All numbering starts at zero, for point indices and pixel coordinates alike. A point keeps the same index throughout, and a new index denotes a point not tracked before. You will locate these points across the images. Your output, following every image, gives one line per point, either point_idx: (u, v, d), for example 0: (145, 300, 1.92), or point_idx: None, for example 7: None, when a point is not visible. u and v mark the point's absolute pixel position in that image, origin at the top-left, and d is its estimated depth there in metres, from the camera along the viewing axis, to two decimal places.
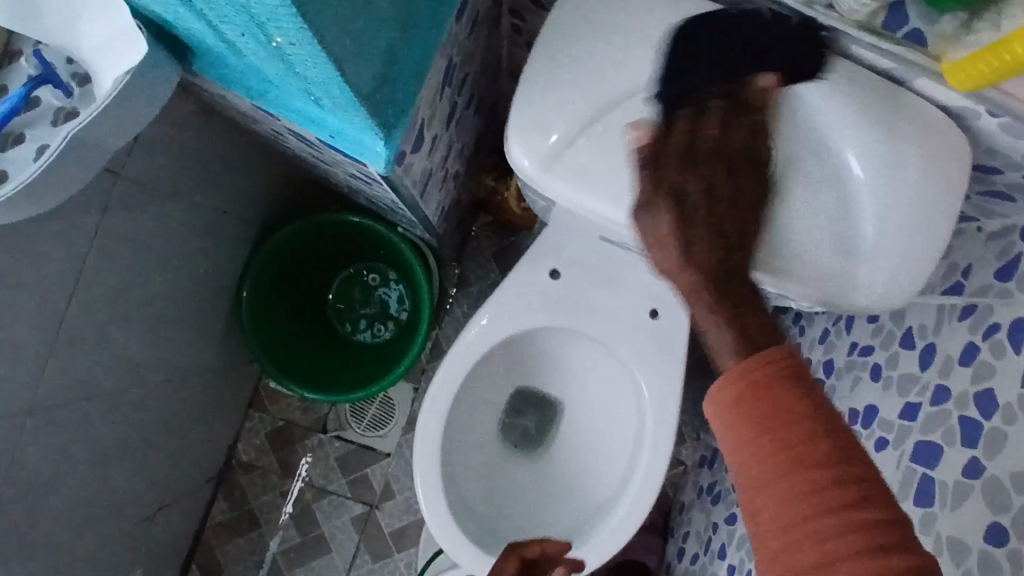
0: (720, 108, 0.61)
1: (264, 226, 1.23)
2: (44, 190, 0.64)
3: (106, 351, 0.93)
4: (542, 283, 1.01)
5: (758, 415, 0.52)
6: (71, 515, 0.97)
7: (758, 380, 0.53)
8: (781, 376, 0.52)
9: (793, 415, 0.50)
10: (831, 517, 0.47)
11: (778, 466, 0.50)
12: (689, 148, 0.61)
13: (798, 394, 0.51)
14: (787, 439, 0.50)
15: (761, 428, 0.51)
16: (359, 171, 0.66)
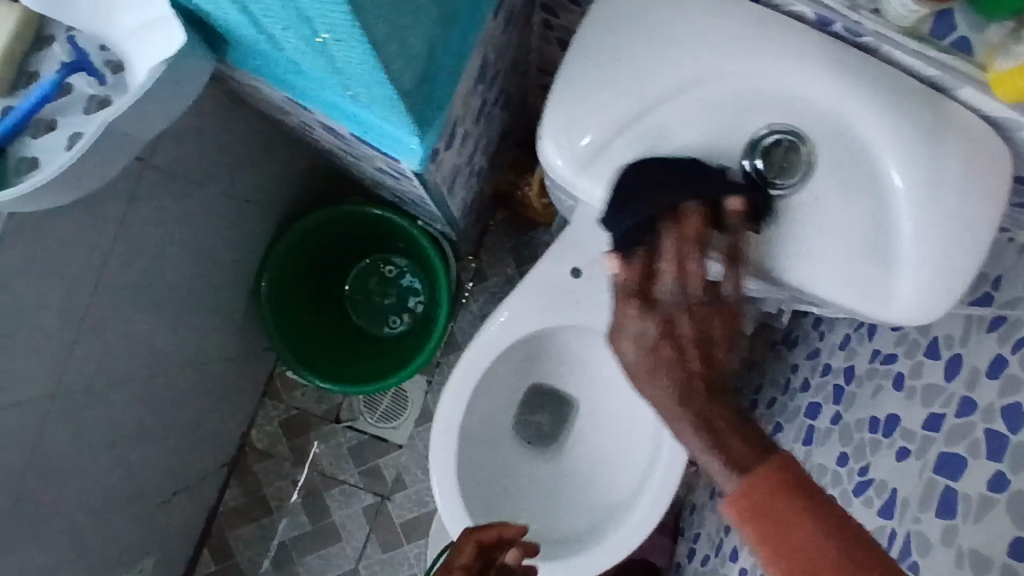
0: (670, 247, 0.64)
1: (285, 216, 1.22)
2: (76, 179, 0.64)
3: (128, 337, 0.93)
4: (563, 281, 1.01)
5: (769, 530, 0.54)
6: (89, 497, 0.98)
7: (753, 494, 0.56)
8: (782, 490, 0.55)
9: (794, 521, 0.54)
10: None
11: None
12: (646, 290, 0.65)
13: (802, 505, 0.54)
14: (798, 552, 0.53)
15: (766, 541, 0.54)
16: (389, 167, 0.66)
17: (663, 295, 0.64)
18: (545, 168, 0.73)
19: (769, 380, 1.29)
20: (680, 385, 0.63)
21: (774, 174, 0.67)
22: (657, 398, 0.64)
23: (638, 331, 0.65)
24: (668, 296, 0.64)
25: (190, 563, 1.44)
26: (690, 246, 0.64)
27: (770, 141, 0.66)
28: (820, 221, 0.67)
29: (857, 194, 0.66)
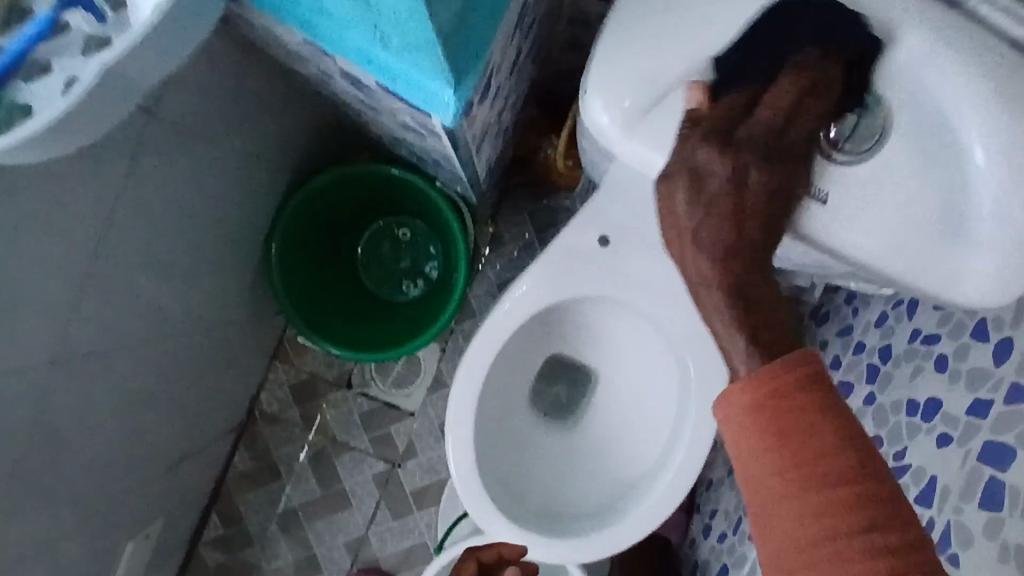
0: (771, 96, 0.62)
1: (296, 174, 1.17)
2: (75, 128, 0.59)
3: (133, 299, 0.89)
4: (590, 250, 0.95)
5: (770, 414, 0.56)
6: (94, 461, 0.95)
7: (767, 374, 0.58)
8: (797, 384, 0.57)
9: (802, 409, 0.55)
10: (815, 502, 0.52)
11: (783, 458, 0.54)
12: (730, 130, 0.62)
13: (811, 399, 0.56)
14: (793, 437, 0.54)
15: (767, 423, 0.56)
16: (417, 123, 0.60)
17: (743, 136, 0.62)
18: (589, 128, 0.71)
19: None
20: (727, 243, 0.63)
21: (846, 137, 0.63)
22: (702, 255, 0.64)
23: (702, 162, 0.63)
24: (750, 137, 0.62)
25: (199, 525, 1.43)
26: (793, 100, 0.61)
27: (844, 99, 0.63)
28: (887, 196, 0.62)
29: (931, 172, 0.61)
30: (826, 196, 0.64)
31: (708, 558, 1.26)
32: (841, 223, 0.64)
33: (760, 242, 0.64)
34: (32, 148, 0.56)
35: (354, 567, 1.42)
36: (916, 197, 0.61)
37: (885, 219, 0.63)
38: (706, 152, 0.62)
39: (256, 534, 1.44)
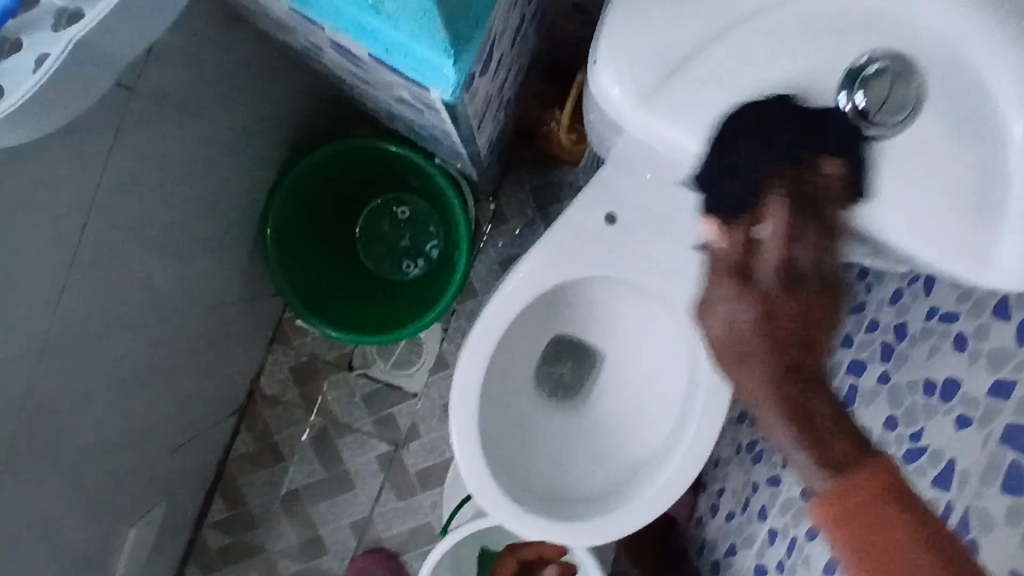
0: (776, 223, 0.67)
1: (290, 150, 1.13)
2: (49, 106, 0.55)
3: (123, 283, 0.85)
4: (596, 228, 0.92)
5: (860, 533, 0.55)
6: (90, 449, 0.93)
7: (847, 490, 0.56)
8: (881, 498, 0.55)
9: (884, 517, 0.54)
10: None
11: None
12: (748, 266, 0.68)
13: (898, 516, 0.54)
14: (889, 561, 0.53)
15: (853, 534, 0.55)
16: (414, 97, 0.56)
17: (761, 273, 0.67)
18: (602, 100, 0.72)
19: None
20: (771, 366, 0.65)
21: (878, 108, 0.65)
22: (752, 386, 0.66)
23: (728, 313, 0.69)
24: (768, 271, 0.67)
25: (202, 508, 1.43)
26: (803, 229, 0.67)
27: (875, 69, 0.64)
28: (926, 175, 0.66)
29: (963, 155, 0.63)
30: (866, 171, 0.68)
31: (716, 537, 1.25)
32: (886, 198, 0.68)
33: (796, 352, 0.66)
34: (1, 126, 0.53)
35: (360, 547, 1.41)
36: (957, 174, 0.64)
37: (931, 198, 0.66)
38: (726, 283, 0.69)
39: (260, 516, 1.43)
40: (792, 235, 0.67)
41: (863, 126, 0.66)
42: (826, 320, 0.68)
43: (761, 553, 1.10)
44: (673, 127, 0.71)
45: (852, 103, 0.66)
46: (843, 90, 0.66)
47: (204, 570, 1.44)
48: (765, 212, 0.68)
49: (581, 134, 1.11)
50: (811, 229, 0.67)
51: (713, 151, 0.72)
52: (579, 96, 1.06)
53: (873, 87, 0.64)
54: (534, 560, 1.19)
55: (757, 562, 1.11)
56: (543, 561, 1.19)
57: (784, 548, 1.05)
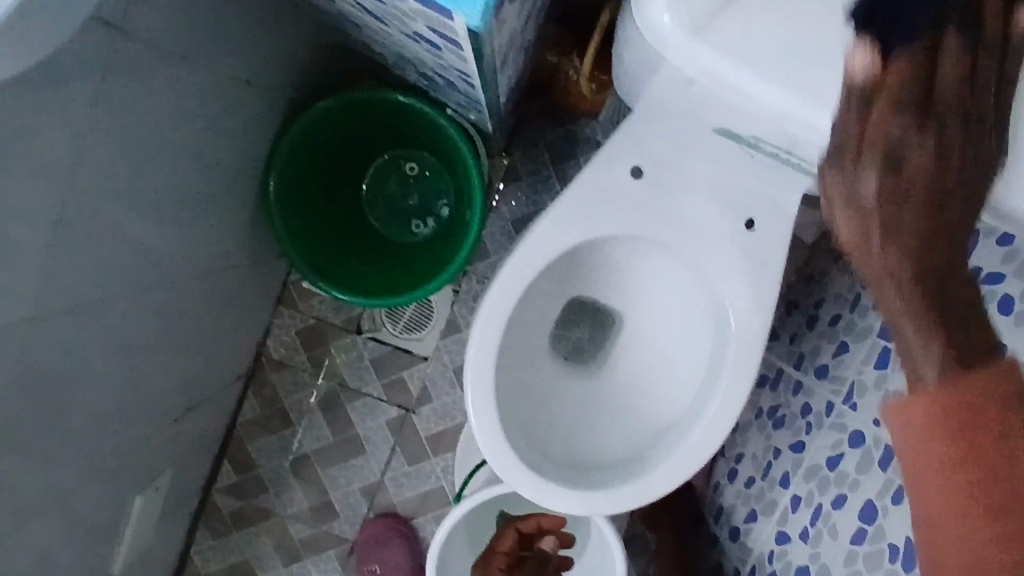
0: (955, 49, 0.53)
1: (291, 101, 1.06)
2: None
3: (119, 243, 0.81)
4: (621, 183, 0.86)
5: (957, 433, 0.52)
6: (92, 417, 0.90)
7: (953, 390, 0.52)
8: (990, 400, 0.52)
9: (992, 413, 0.52)
10: (1000, 527, 0.50)
11: (963, 482, 0.51)
12: (928, 101, 0.54)
13: (1006, 420, 0.51)
14: (981, 462, 0.51)
15: (952, 431, 0.52)
16: (431, 29, 0.50)
17: (940, 103, 0.54)
18: (647, 28, 0.65)
19: (832, 295, 1.16)
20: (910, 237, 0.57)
21: None
22: (884, 262, 0.58)
23: (892, 162, 0.56)
24: (944, 106, 0.54)
25: (211, 473, 1.41)
26: (961, 62, 0.54)
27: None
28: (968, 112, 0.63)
29: None
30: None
31: (734, 503, 1.22)
32: None
33: (926, 219, 0.56)
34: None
35: (371, 511, 1.40)
36: None
37: None
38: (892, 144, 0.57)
39: (270, 481, 1.41)
40: (967, 66, 0.54)
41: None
42: (976, 178, 0.57)
43: (783, 520, 1.08)
44: (718, 56, 0.64)
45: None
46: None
47: (215, 534, 1.42)
48: (937, 42, 0.53)
49: (602, 83, 1.04)
50: (982, 61, 0.54)
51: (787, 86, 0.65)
52: (600, 41, 0.99)
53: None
54: (533, 533, 1.16)
55: (779, 529, 1.08)
56: (539, 531, 1.17)
57: (808, 516, 1.02)
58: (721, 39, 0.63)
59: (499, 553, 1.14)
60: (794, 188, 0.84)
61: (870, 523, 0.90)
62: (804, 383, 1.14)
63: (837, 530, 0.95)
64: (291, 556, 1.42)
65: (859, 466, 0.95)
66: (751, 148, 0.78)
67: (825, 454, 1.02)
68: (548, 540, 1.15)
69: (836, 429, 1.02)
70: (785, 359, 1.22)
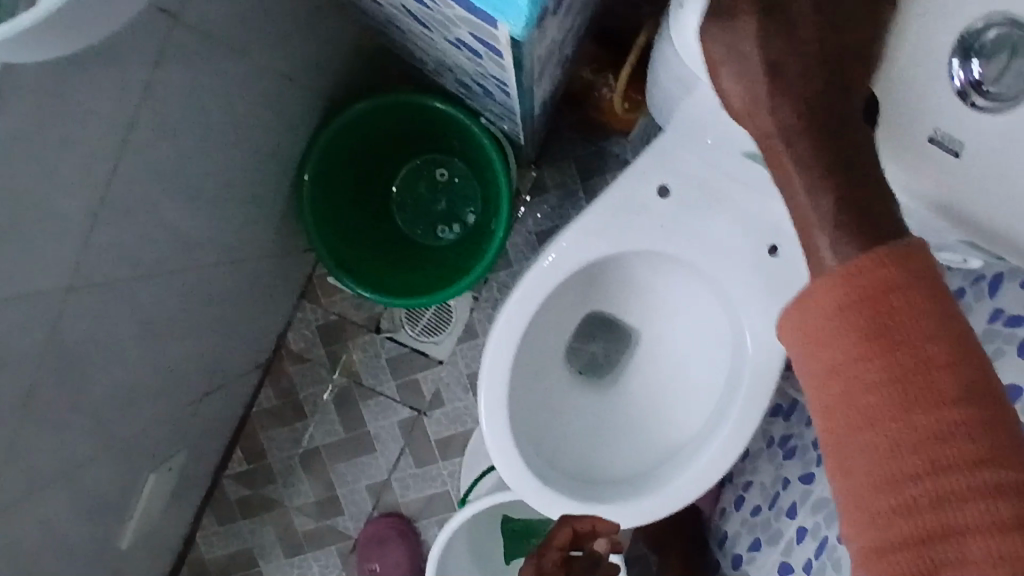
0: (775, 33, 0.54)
1: (330, 100, 1.09)
2: (75, 21, 0.51)
3: (155, 226, 0.83)
4: (647, 200, 0.88)
5: (869, 322, 0.50)
6: (113, 393, 0.92)
7: (857, 277, 0.51)
8: (893, 283, 0.50)
9: (910, 328, 0.49)
10: (922, 413, 0.48)
11: (878, 370, 0.49)
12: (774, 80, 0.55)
13: (912, 307, 0.49)
14: (898, 356, 0.49)
15: (869, 321, 0.50)
16: (473, 36, 0.52)
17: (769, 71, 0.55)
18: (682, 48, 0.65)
19: None
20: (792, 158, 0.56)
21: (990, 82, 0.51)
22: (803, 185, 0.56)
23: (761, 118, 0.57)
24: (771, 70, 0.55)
25: (222, 459, 1.43)
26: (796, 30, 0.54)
27: (996, 37, 0.49)
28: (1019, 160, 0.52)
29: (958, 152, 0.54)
30: (961, 148, 0.54)
31: (738, 531, 1.21)
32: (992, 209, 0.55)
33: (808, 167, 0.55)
34: (20, 36, 0.49)
35: (376, 510, 1.41)
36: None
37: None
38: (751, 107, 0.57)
39: (279, 472, 1.43)
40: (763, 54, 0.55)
41: (971, 101, 0.52)
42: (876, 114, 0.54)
43: (787, 550, 1.07)
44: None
45: (965, 72, 0.51)
46: (954, 57, 0.51)
47: (221, 520, 1.44)
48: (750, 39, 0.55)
49: (635, 103, 1.06)
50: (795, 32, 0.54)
51: None
52: (637, 62, 1.00)
53: (993, 58, 0.50)
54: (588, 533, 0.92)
55: (782, 559, 1.07)
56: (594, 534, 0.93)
57: (813, 547, 1.01)
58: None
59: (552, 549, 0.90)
60: None
61: None
62: None
63: (841, 564, 0.94)
64: (293, 548, 1.43)
65: None
66: None
67: (834, 487, 1.02)
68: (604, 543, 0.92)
69: None
70: (800, 390, 1.22)
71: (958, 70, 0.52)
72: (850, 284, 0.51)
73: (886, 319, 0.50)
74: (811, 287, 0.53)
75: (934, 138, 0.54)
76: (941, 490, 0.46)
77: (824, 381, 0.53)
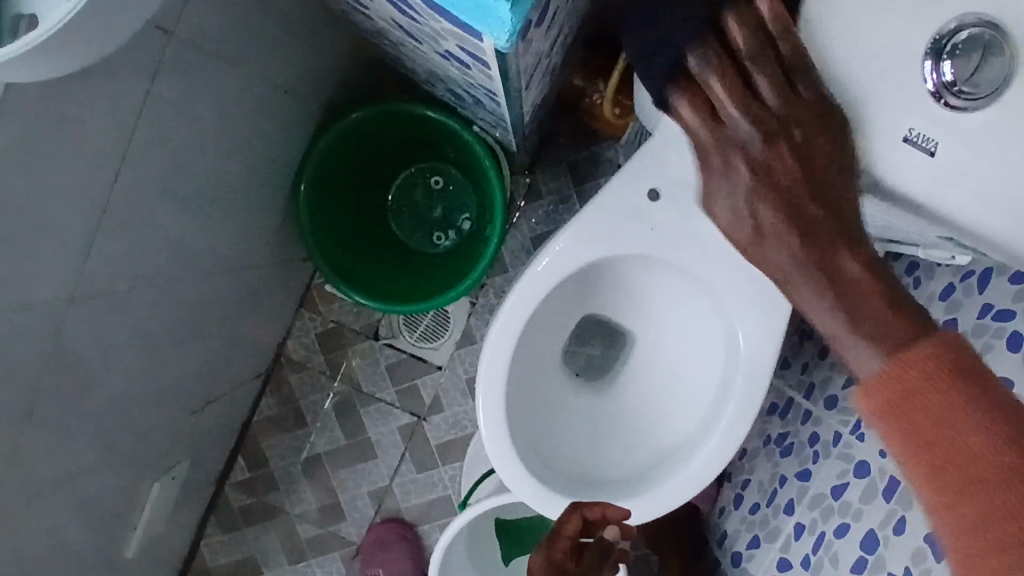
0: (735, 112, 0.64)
1: (325, 111, 1.11)
2: (74, 40, 0.52)
3: (154, 238, 0.84)
4: (638, 204, 0.89)
5: (905, 423, 0.54)
6: (115, 403, 0.93)
7: (887, 379, 0.55)
8: (923, 380, 0.54)
9: (945, 422, 0.52)
10: (977, 502, 0.50)
11: (926, 466, 0.53)
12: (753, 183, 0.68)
13: (943, 401, 0.52)
14: (941, 450, 0.52)
15: (907, 421, 0.54)
16: (461, 48, 0.53)
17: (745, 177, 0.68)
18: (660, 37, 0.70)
19: None
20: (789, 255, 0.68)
21: (962, 83, 0.52)
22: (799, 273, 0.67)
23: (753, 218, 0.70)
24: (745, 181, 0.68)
25: (224, 468, 1.44)
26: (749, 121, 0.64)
27: (968, 36, 0.51)
28: (992, 157, 0.53)
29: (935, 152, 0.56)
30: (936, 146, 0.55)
31: (737, 529, 1.22)
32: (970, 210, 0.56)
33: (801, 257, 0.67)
34: (20, 55, 0.50)
35: (378, 516, 1.42)
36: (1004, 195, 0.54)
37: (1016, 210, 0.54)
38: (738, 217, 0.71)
39: (281, 480, 1.44)
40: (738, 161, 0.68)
41: (945, 100, 0.54)
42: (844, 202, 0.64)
43: (786, 547, 1.07)
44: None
45: (937, 74, 0.53)
46: (928, 58, 0.53)
47: (224, 529, 1.45)
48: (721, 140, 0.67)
49: (625, 108, 1.08)
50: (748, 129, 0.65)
51: None
52: (626, 67, 1.02)
53: (964, 58, 0.51)
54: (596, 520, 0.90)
55: (781, 556, 1.08)
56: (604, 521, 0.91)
57: (810, 543, 1.02)
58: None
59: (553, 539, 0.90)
60: None
61: (871, 553, 0.90)
62: (813, 413, 1.15)
63: (839, 559, 0.95)
64: (297, 555, 1.44)
65: (863, 497, 0.95)
66: None
67: (830, 483, 1.03)
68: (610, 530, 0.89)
69: (842, 458, 1.02)
70: (796, 388, 1.24)
71: (931, 73, 0.53)
72: (883, 386, 0.56)
73: (921, 417, 0.53)
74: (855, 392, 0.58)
75: (910, 138, 0.56)
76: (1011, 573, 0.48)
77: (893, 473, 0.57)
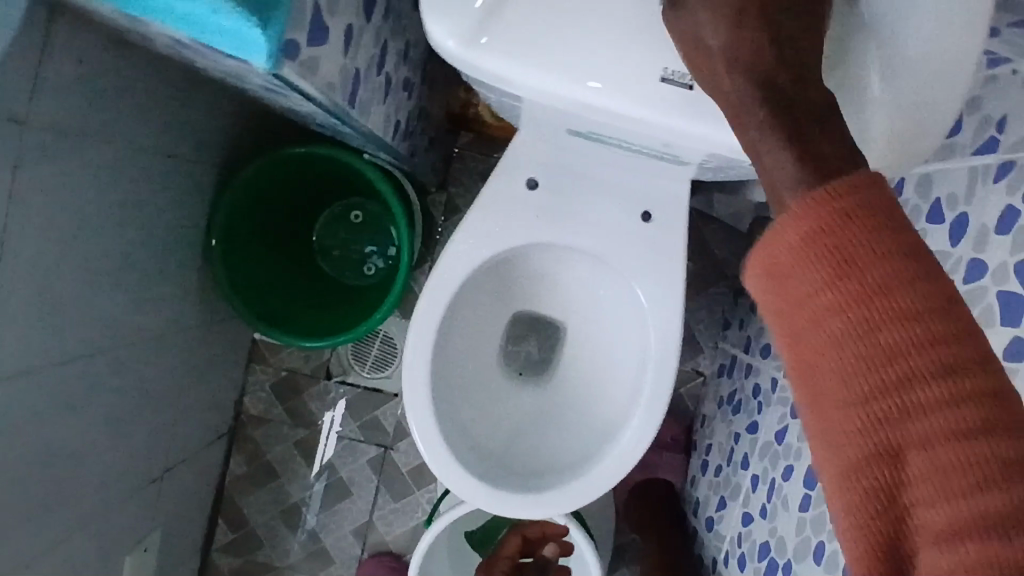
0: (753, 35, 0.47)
1: (221, 169, 1.15)
2: None
3: (69, 318, 0.87)
4: (520, 196, 0.92)
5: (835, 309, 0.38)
6: (65, 487, 0.94)
7: (809, 219, 0.40)
8: (846, 222, 0.38)
9: (869, 334, 0.37)
10: (866, 390, 0.37)
11: (850, 364, 0.37)
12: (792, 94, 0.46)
13: (879, 278, 0.37)
14: (852, 335, 0.37)
15: (835, 300, 0.38)
16: (265, 80, 0.61)
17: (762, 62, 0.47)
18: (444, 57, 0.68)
19: None
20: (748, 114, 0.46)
21: None
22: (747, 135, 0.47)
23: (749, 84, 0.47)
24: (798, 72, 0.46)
25: (207, 535, 1.45)
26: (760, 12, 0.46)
27: None
28: None
29: None
30: (692, 80, 0.65)
31: (707, 494, 1.23)
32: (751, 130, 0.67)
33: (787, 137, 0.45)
34: None
35: (365, 553, 1.42)
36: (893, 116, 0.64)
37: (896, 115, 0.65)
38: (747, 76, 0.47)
39: (265, 534, 1.45)
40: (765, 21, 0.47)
41: None
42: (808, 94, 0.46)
43: (746, 501, 1.08)
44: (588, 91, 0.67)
45: None
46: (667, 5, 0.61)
47: None
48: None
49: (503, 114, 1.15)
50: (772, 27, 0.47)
51: (635, 100, 0.67)
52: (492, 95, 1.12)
53: None
54: (537, 540, 1.18)
55: (744, 510, 1.09)
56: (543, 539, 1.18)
57: (765, 492, 1.03)
58: (555, 56, 0.66)
59: (504, 557, 1.17)
60: (680, 180, 0.89)
61: (813, 487, 0.91)
62: (752, 366, 1.18)
63: (789, 500, 0.96)
64: None
65: (800, 435, 0.97)
66: (619, 145, 0.82)
67: (774, 429, 1.05)
68: (552, 546, 1.17)
69: (781, 403, 1.05)
70: (737, 346, 1.27)
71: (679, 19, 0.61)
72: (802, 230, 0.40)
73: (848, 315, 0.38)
74: (769, 246, 0.41)
75: (668, 77, 0.65)
76: (855, 401, 0.37)
77: (799, 369, 0.41)
